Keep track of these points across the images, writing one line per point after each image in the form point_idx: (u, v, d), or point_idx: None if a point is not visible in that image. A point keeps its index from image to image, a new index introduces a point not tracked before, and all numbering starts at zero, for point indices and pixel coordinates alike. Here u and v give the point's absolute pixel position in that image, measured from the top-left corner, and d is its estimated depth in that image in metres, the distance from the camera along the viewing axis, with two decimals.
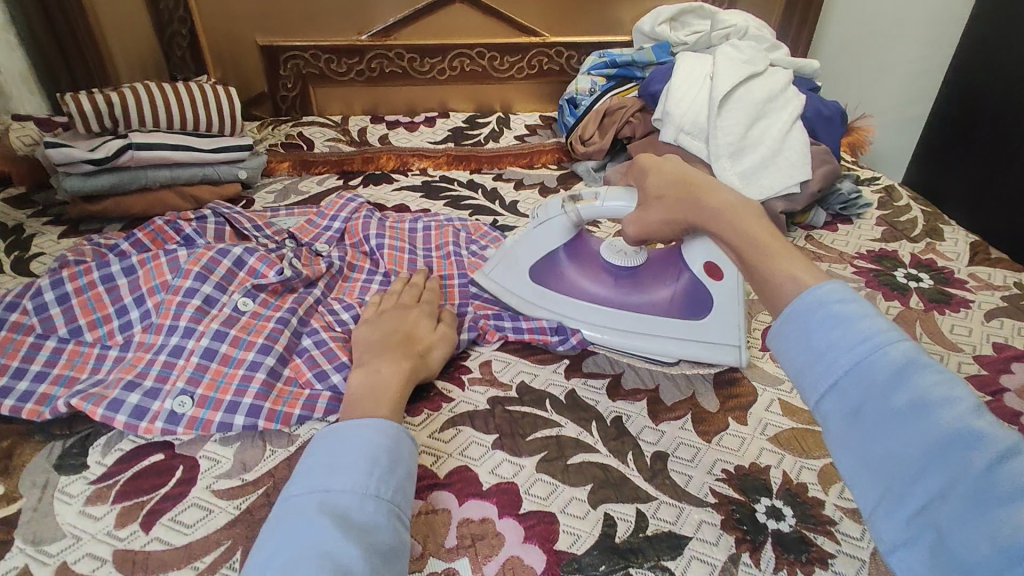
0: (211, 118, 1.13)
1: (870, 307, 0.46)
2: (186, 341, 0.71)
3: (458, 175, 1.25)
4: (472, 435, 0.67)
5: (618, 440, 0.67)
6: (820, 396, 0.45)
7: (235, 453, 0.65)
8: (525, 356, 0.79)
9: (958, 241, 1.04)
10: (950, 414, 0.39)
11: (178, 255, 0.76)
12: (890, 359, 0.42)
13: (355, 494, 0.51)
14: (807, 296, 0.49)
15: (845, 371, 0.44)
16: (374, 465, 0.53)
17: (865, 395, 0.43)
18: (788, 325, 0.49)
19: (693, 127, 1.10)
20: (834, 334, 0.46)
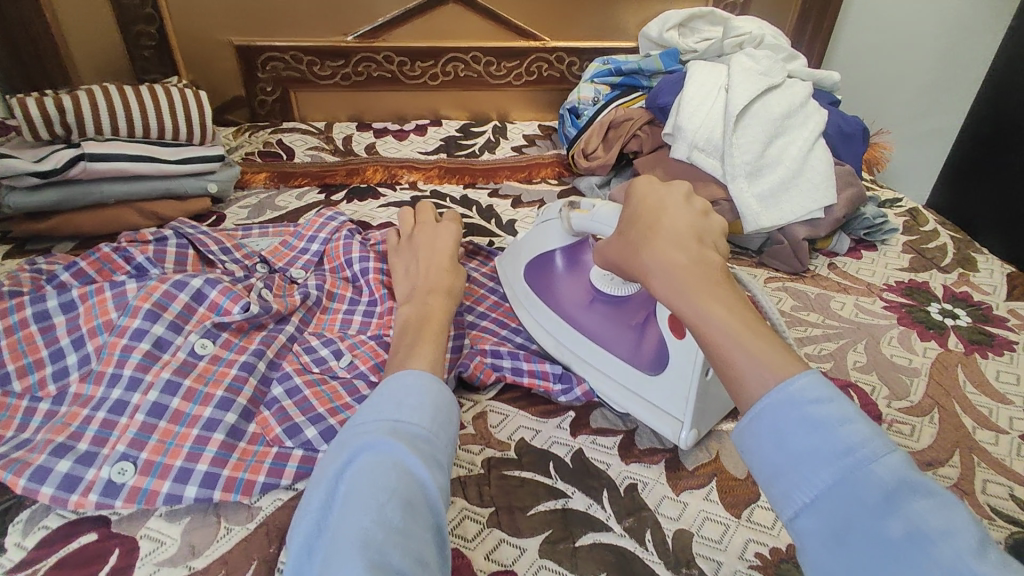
0: (178, 124, 1.01)
1: (848, 407, 0.40)
2: (131, 393, 0.61)
3: (450, 190, 1.15)
4: (464, 508, 0.58)
5: (634, 515, 0.58)
6: (796, 510, 0.40)
7: (183, 532, 0.55)
8: (525, 407, 0.69)
9: (993, 272, 0.95)
10: (951, 554, 0.34)
11: (125, 288, 0.66)
12: (880, 481, 0.37)
13: (420, 427, 0.50)
14: (778, 388, 0.42)
15: (828, 487, 0.39)
16: (437, 411, 0.52)
17: (849, 518, 0.37)
18: (757, 420, 0.42)
19: (707, 144, 1.01)
20: (812, 438, 0.40)
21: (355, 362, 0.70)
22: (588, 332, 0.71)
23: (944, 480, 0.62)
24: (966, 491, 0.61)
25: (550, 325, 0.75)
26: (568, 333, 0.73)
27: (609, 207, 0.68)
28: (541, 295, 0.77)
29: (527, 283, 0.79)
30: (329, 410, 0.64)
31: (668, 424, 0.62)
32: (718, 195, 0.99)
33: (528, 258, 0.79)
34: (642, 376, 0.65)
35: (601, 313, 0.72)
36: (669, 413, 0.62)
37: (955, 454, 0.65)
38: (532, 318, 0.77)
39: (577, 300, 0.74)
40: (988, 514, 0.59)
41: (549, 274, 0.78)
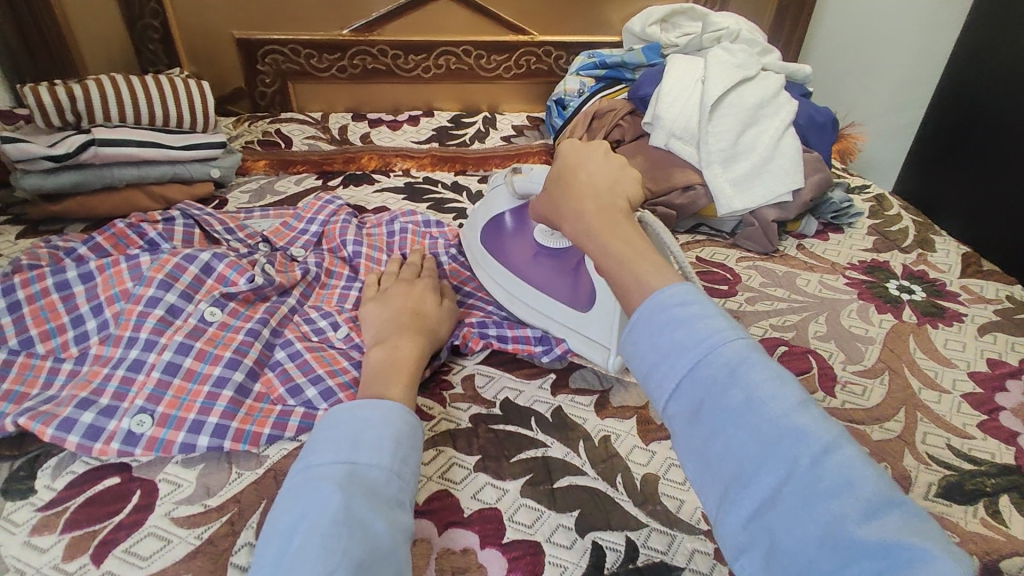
0: (183, 113, 1.07)
1: (706, 306, 0.45)
2: (147, 354, 0.66)
3: (442, 177, 1.21)
4: (453, 456, 0.64)
5: (607, 461, 0.64)
6: (665, 399, 0.44)
7: (198, 476, 0.61)
8: (510, 370, 0.75)
9: (950, 252, 1.02)
10: (777, 412, 0.39)
11: (140, 260, 0.72)
12: (728, 360, 0.42)
13: (380, 468, 0.51)
14: (650, 299, 0.47)
15: (688, 373, 0.42)
16: (397, 445, 0.54)
17: (706, 397, 0.41)
18: (633, 326, 0.47)
19: (684, 133, 1.07)
20: (676, 333, 0.44)
21: (352, 333, 0.75)
22: (533, 281, 0.80)
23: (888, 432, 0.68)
24: (906, 441, 0.68)
25: (503, 280, 0.82)
26: (515, 283, 0.81)
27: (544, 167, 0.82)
28: (491, 254, 0.84)
29: (483, 245, 0.86)
30: (328, 371, 0.70)
31: (599, 352, 0.72)
32: (694, 180, 1.05)
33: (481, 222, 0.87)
34: (580, 315, 0.74)
35: (544, 265, 0.81)
36: (599, 344, 0.72)
37: (900, 410, 0.72)
38: (489, 275, 0.85)
39: (523, 257, 0.82)
40: (925, 461, 0.65)
41: (499, 234, 0.86)
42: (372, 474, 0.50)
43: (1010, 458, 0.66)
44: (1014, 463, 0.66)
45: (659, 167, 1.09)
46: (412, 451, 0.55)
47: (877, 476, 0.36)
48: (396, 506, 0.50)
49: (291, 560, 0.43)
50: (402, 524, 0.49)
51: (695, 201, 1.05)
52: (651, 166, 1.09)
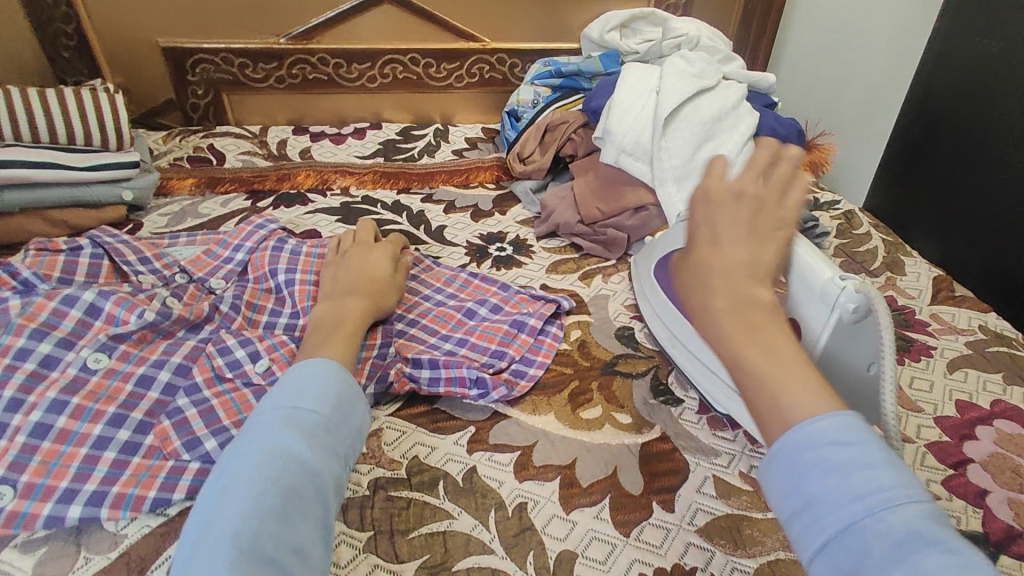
0: (90, 131, 0.97)
1: (875, 453, 0.40)
2: (8, 416, 0.57)
3: (383, 196, 1.13)
4: (342, 532, 0.55)
5: (519, 536, 0.56)
6: (808, 554, 0.39)
7: (36, 566, 0.53)
8: (425, 423, 0.67)
9: (920, 275, 0.95)
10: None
11: (8, 306, 0.63)
12: (894, 529, 0.36)
13: (320, 415, 0.52)
14: (800, 429, 0.42)
15: (837, 531, 0.38)
16: (340, 401, 0.54)
17: (857, 568, 0.36)
18: (773, 461, 0.42)
19: (635, 148, 0.99)
20: (828, 481, 0.39)
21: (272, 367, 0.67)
22: (702, 326, 0.73)
23: None
24: None
25: (671, 322, 0.77)
26: (680, 324, 0.75)
27: None
28: (664, 290, 0.80)
29: (656, 278, 0.81)
30: (233, 422, 0.62)
31: None
32: (647, 200, 0.99)
33: (661, 255, 0.83)
34: (748, 380, 0.66)
35: None
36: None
37: None
38: (658, 314, 0.80)
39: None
40: None
41: None
42: (309, 421, 0.52)
43: (978, 524, 0.59)
44: (982, 530, 0.58)
45: (610, 185, 1.02)
46: (355, 411, 0.56)
47: None
48: (332, 455, 0.51)
49: (223, 492, 0.47)
50: (335, 473, 0.51)
51: (648, 222, 0.98)
52: (602, 184, 1.02)
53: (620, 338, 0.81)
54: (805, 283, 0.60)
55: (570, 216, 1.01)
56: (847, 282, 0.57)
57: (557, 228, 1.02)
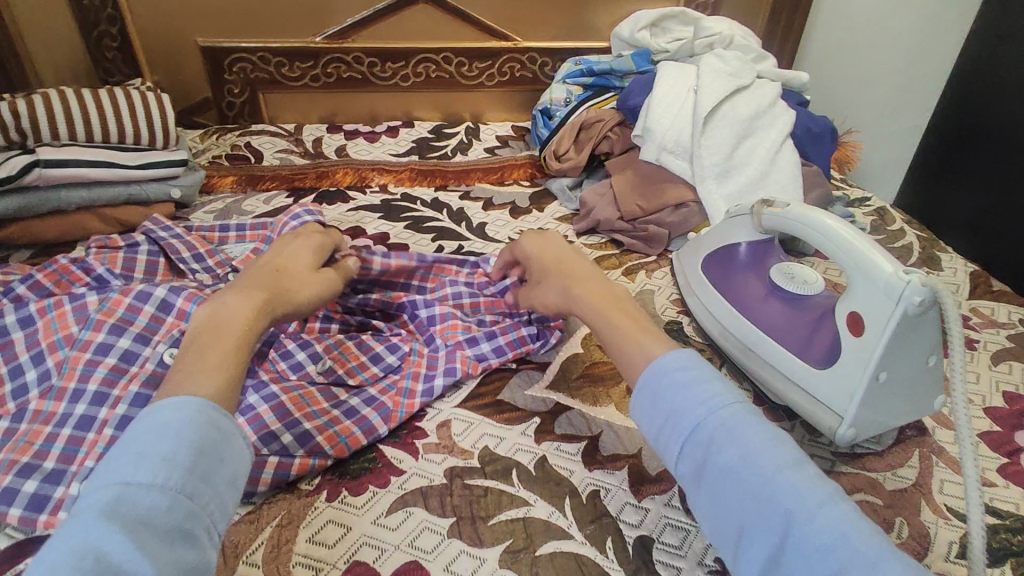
0: (140, 129, 0.99)
1: (706, 370, 0.50)
2: (97, 408, 0.60)
3: (422, 193, 1.14)
4: (424, 519, 0.57)
5: (596, 522, 0.58)
6: (674, 460, 0.48)
7: None
8: (490, 414, 0.69)
9: (957, 270, 0.97)
10: (774, 468, 0.43)
11: (86, 301, 0.66)
12: (727, 422, 0.47)
13: (157, 491, 0.40)
14: (656, 365, 0.51)
15: (691, 434, 0.47)
16: (198, 456, 0.42)
17: (706, 456, 0.46)
18: (640, 392, 0.51)
19: (676, 146, 1.02)
20: (679, 397, 0.49)
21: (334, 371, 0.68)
22: (755, 318, 0.74)
23: (901, 481, 0.63)
24: (922, 491, 0.62)
25: (722, 314, 0.78)
26: (733, 316, 0.77)
27: (801, 211, 0.70)
28: (714, 283, 0.81)
29: (706, 274, 0.83)
30: (306, 415, 0.63)
31: (827, 418, 0.65)
32: (687, 197, 1.00)
33: (709, 250, 0.84)
34: (809, 369, 0.67)
35: (777, 306, 0.74)
36: (829, 408, 0.65)
37: (913, 454, 0.66)
38: (706, 306, 0.81)
39: (755, 294, 0.77)
40: (944, 515, 0.60)
41: (727, 264, 0.81)
42: (147, 498, 0.39)
43: None
44: None
45: (650, 182, 1.03)
46: (221, 465, 0.43)
47: (869, 530, 0.40)
48: (178, 540, 0.39)
49: None
50: (184, 560, 0.39)
51: (688, 219, 0.99)
52: (641, 181, 1.04)
53: (670, 332, 0.83)
54: (868, 274, 0.62)
55: (611, 212, 1.02)
56: (911, 275, 0.59)
57: (598, 224, 1.03)
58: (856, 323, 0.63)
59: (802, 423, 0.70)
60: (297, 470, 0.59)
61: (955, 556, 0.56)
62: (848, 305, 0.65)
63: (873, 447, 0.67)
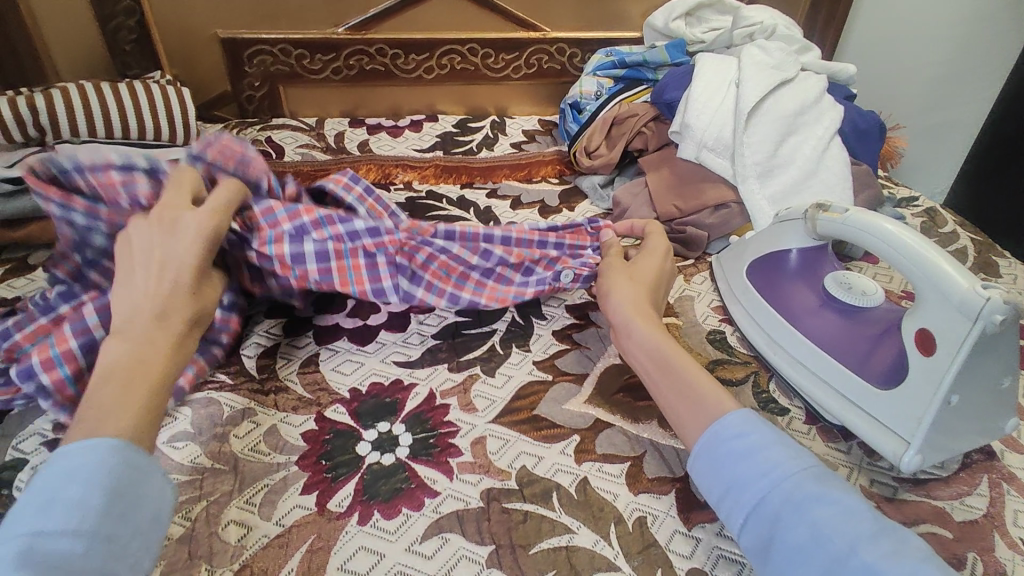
0: (159, 124, 0.97)
1: (766, 436, 0.52)
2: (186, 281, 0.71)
3: (447, 191, 1.10)
4: (460, 547, 0.54)
5: (644, 553, 0.54)
6: (737, 531, 0.51)
7: None
8: (527, 431, 0.65)
9: (1017, 278, 0.91)
10: (846, 546, 0.45)
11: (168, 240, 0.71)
12: (792, 496, 0.48)
13: (74, 536, 0.42)
14: (714, 428, 0.54)
15: (753, 508, 0.50)
16: (110, 505, 0.44)
17: (773, 531, 0.48)
18: (697, 459, 0.54)
19: (717, 144, 0.97)
20: (739, 467, 0.51)
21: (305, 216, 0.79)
22: (806, 331, 0.70)
23: (971, 511, 0.59)
24: (995, 523, 0.58)
25: (769, 324, 0.74)
26: (783, 328, 0.73)
27: (865, 213, 0.65)
28: (761, 290, 0.77)
29: (752, 283, 0.78)
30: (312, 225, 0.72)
31: (889, 442, 0.61)
32: (728, 198, 0.96)
33: (752, 258, 0.80)
34: (869, 389, 0.63)
35: (829, 319, 0.70)
36: (893, 431, 0.61)
37: (983, 481, 0.62)
38: (750, 316, 0.78)
39: (806, 305, 0.73)
40: (1020, 551, 0.55)
41: (776, 271, 0.77)
42: (61, 544, 0.41)
43: None
44: None
45: (688, 181, 0.99)
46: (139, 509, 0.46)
47: None
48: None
49: None
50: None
51: (728, 220, 0.94)
52: (679, 180, 0.99)
53: (712, 342, 0.78)
54: (939, 290, 0.57)
55: (646, 213, 0.97)
56: (989, 290, 0.54)
57: None
58: (927, 343, 0.58)
59: (860, 443, 0.65)
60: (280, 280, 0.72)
61: None
62: (914, 322, 0.60)
63: (937, 473, 0.62)
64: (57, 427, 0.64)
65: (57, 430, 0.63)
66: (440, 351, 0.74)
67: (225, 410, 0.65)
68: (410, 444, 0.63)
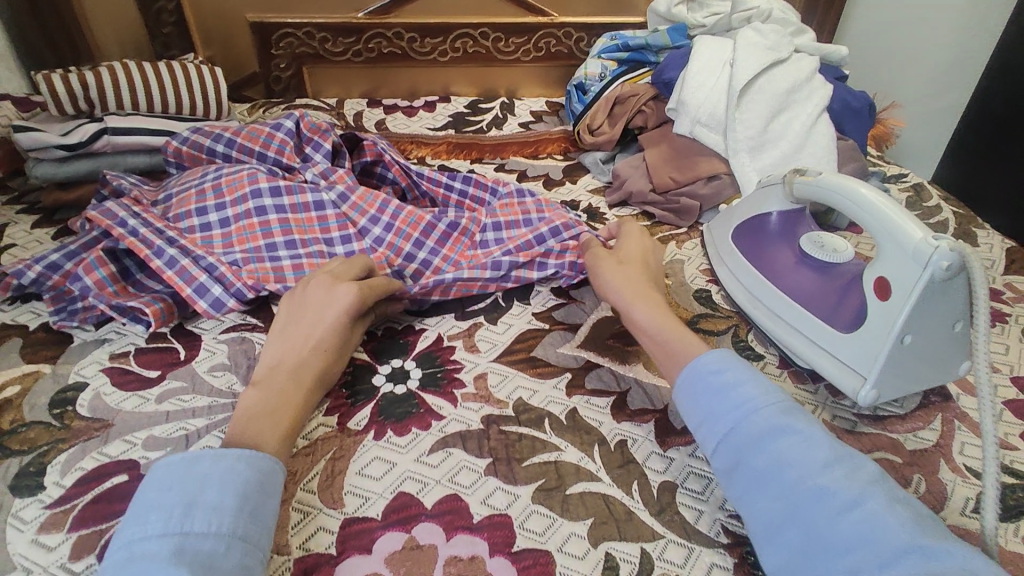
0: (195, 99, 1.06)
1: (740, 374, 0.57)
2: (212, 225, 0.82)
3: (458, 165, 1.18)
4: (463, 459, 0.62)
5: (623, 467, 0.62)
6: (709, 454, 0.56)
7: (164, 395, 0.68)
8: (525, 369, 0.73)
9: (993, 247, 0.96)
10: (802, 476, 0.49)
11: (204, 194, 0.84)
12: (760, 426, 0.53)
13: (215, 536, 0.46)
14: (693, 366, 0.60)
15: (724, 435, 0.55)
16: (243, 500, 0.48)
17: (740, 455, 0.53)
18: (680, 392, 0.60)
19: (710, 120, 1.03)
20: (715, 400, 0.57)
21: (290, 227, 0.81)
22: (782, 286, 0.77)
23: (922, 442, 0.65)
24: (943, 452, 0.64)
25: (750, 283, 0.81)
26: (762, 285, 0.79)
27: (837, 176, 0.71)
28: (745, 252, 0.83)
29: (736, 244, 0.85)
30: (303, 238, 0.81)
31: (850, 380, 0.67)
32: (720, 170, 1.02)
33: (738, 223, 0.86)
34: (834, 333, 0.69)
35: (802, 275, 0.76)
36: (854, 371, 0.67)
37: (936, 418, 0.68)
38: (734, 276, 0.84)
39: (783, 263, 0.79)
40: (962, 474, 0.62)
41: (758, 234, 0.83)
42: (206, 543, 0.45)
43: None
44: None
45: (683, 155, 1.05)
46: (269, 497, 0.50)
47: (898, 523, 0.44)
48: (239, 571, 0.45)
49: None
50: None
51: (720, 191, 1.01)
52: (675, 154, 1.06)
53: (698, 299, 0.85)
54: (896, 243, 0.64)
55: (643, 185, 1.04)
56: (940, 241, 0.60)
57: (629, 196, 1.05)
58: (884, 290, 0.65)
59: (827, 385, 0.72)
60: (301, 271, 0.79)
61: (970, 510, 0.59)
62: (873, 272, 0.66)
63: (894, 412, 0.68)
64: (112, 356, 0.72)
65: (112, 359, 0.72)
66: (448, 302, 0.82)
67: (257, 347, 0.74)
68: (419, 377, 0.71)
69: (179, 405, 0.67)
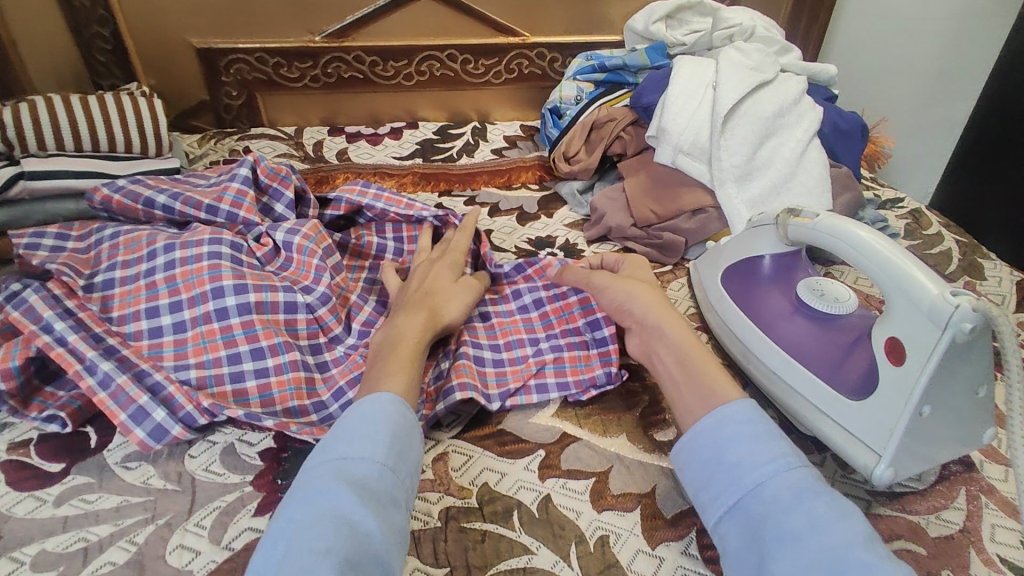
0: (129, 135, 0.96)
1: (767, 427, 0.51)
2: (163, 329, 0.68)
3: (425, 198, 1.09)
4: (416, 569, 0.52)
5: (606, 573, 0.52)
6: (721, 516, 0.49)
7: (66, 495, 0.58)
8: (491, 446, 0.64)
9: (1001, 280, 0.89)
10: (842, 542, 0.42)
11: (155, 279, 0.70)
12: (791, 485, 0.47)
13: (372, 462, 0.49)
14: (715, 416, 0.53)
15: (746, 493, 0.48)
16: (393, 439, 0.51)
17: (764, 516, 0.46)
18: (693, 440, 0.53)
19: (693, 148, 0.95)
20: (739, 451, 0.50)
21: (258, 333, 0.67)
22: (780, 339, 0.68)
23: (948, 526, 0.57)
24: (972, 538, 0.56)
25: (742, 335, 0.72)
26: (755, 338, 0.70)
27: (836, 219, 0.63)
28: (734, 298, 0.75)
29: (725, 289, 0.77)
30: (273, 346, 0.67)
31: (860, 454, 0.59)
32: (705, 202, 0.94)
33: (728, 263, 0.78)
34: (840, 400, 0.61)
35: (805, 326, 0.68)
36: (866, 444, 0.58)
37: (960, 494, 0.59)
38: (722, 326, 0.76)
39: (779, 310, 0.71)
40: (996, 568, 0.53)
41: (750, 278, 0.75)
42: (364, 468, 0.48)
43: None
44: None
45: (666, 185, 0.97)
46: (412, 448, 0.52)
47: None
48: (391, 505, 0.47)
49: (289, 539, 0.43)
50: (395, 522, 0.47)
51: (706, 225, 0.93)
52: (656, 185, 0.98)
53: None
54: (910, 299, 0.55)
55: (623, 219, 0.96)
56: (959, 298, 0.52)
57: (609, 231, 0.96)
58: (896, 353, 0.57)
59: (833, 454, 0.64)
60: (275, 385, 0.66)
61: None
62: (884, 330, 0.58)
63: (913, 487, 0.60)
64: (9, 448, 0.62)
65: (10, 451, 0.62)
66: None
67: None
68: None
69: (80, 509, 0.57)
